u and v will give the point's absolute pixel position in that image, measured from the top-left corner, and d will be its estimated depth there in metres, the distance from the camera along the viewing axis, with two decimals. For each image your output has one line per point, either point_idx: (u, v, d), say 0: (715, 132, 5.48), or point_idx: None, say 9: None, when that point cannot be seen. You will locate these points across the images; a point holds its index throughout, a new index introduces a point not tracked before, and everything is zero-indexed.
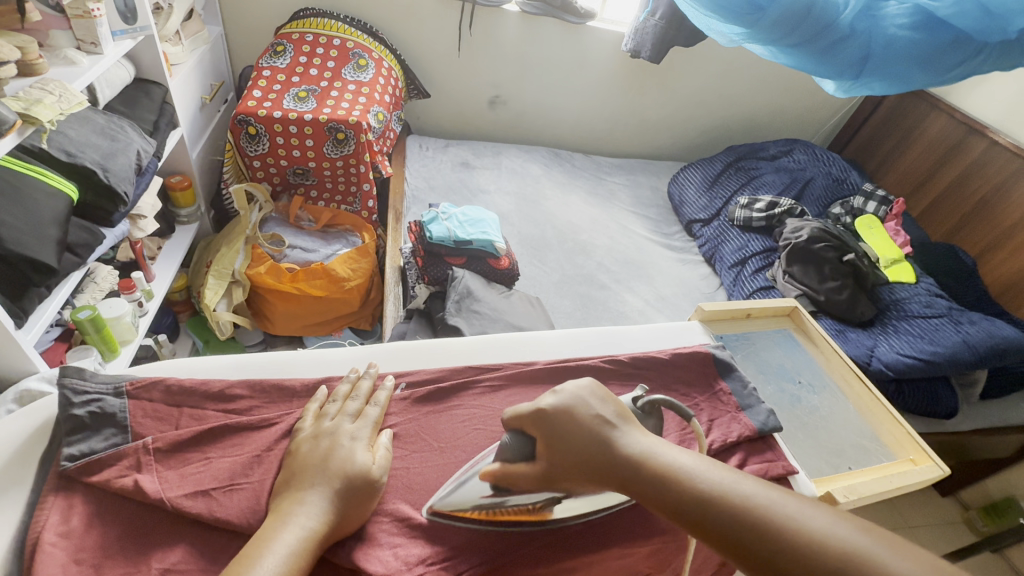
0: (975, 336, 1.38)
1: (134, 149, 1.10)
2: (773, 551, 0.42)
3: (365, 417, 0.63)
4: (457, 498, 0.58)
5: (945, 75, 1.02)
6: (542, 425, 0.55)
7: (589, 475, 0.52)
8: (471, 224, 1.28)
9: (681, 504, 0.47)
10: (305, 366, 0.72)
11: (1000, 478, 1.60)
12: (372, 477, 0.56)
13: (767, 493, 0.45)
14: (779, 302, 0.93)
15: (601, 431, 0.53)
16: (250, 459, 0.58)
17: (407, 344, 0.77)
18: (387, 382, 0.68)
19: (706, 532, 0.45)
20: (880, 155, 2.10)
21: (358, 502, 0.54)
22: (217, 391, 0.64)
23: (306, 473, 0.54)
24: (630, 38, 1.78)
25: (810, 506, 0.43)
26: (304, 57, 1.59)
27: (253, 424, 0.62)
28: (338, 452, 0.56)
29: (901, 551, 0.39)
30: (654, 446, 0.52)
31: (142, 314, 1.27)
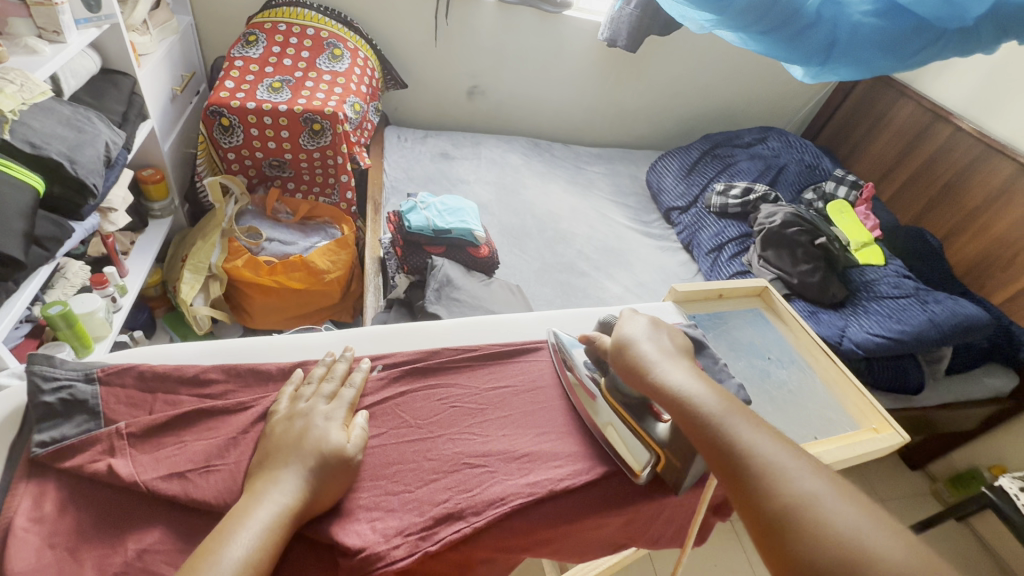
0: (940, 314, 1.43)
1: (101, 140, 1.08)
2: (746, 473, 0.51)
3: (340, 398, 0.64)
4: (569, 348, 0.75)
5: (908, 61, 1.05)
6: (619, 330, 0.70)
7: (630, 377, 0.65)
8: (449, 214, 1.28)
9: (691, 416, 0.57)
10: (279, 351, 0.72)
11: (966, 449, 1.69)
12: (346, 455, 0.57)
13: (765, 437, 0.54)
14: (749, 282, 0.96)
15: (657, 350, 0.65)
16: (226, 441, 0.58)
17: (384, 329, 0.77)
18: (363, 364, 0.69)
19: (700, 441, 0.56)
20: (851, 142, 2.15)
21: (333, 478, 0.55)
22: (191, 375, 0.64)
23: (281, 453, 0.55)
24: (606, 27, 1.79)
25: (796, 459, 0.51)
26: (277, 47, 1.57)
27: (229, 407, 0.62)
28: (312, 433, 0.57)
29: (858, 508, 0.46)
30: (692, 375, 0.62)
31: (116, 309, 1.25)
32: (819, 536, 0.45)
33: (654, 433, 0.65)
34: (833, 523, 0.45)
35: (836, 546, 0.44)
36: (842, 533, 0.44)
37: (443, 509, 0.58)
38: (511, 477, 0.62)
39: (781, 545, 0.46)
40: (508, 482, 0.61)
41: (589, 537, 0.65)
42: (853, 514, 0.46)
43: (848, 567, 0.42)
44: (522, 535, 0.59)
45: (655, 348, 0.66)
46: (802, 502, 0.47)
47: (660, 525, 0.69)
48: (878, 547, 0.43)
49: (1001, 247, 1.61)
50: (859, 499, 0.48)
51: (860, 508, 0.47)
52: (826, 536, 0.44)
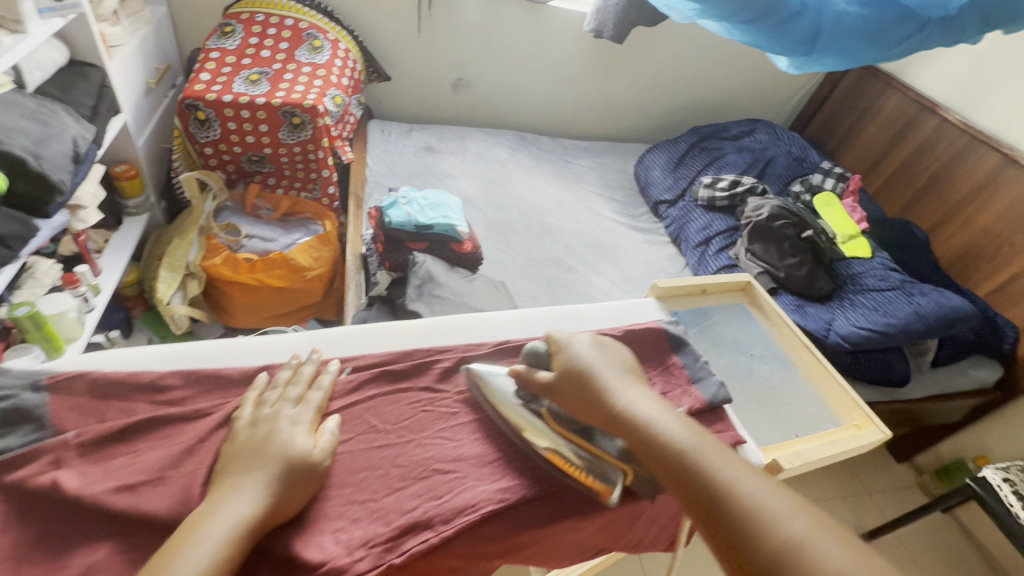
0: (926, 307, 1.43)
1: (68, 135, 1.04)
2: (726, 512, 0.49)
3: (308, 402, 0.62)
4: (490, 378, 0.68)
5: (891, 51, 1.04)
6: (565, 355, 0.66)
7: (589, 412, 0.61)
8: (431, 209, 1.25)
9: (662, 456, 0.54)
10: (245, 353, 0.69)
11: (951, 441, 1.70)
12: (312, 461, 0.56)
13: (740, 471, 0.52)
14: (734, 276, 0.94)
15: (612, 376, 0.62)
16: (182, 451, 0.57)
17: (356, 329, 0.75)
18: (331, 365, 0.68)
19: (672, 479, 0.53)
20: (839, 133, 2.15)
21: (299, 486, 0.54)
22: (148, 382, 0.62)
23: (244, 458, 0.54)
24: (592, 18, 1.76)
25: (773, 491, 0.50)
26: (255, 38, 1.53)
27: (187, 414, 0.60)
28: (276, 437, 0.56)
29: (843, 547, 0.45)
30: (653, 405, 0.60)
31: (89, 310, 1.21)
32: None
33: (609, 449, 0.63)
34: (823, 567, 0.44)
35: None
36: None
37: (410, 517, 0.56)
38: (482, 484, 0.60)
39: None
40: (480, 487, 0.60)
41: (564, 542, 0.63)
42: (840, 554, 0.45)
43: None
44: (495, 540, 0.58)
45: (610, 375, 0.63)
46: (788, 542, 0.46)
47: (640, 528, 0.68)
48: None
49: (986, 238, 1.61)
50: (838, 532, 0.47)
51: (843, 545, 0.46)
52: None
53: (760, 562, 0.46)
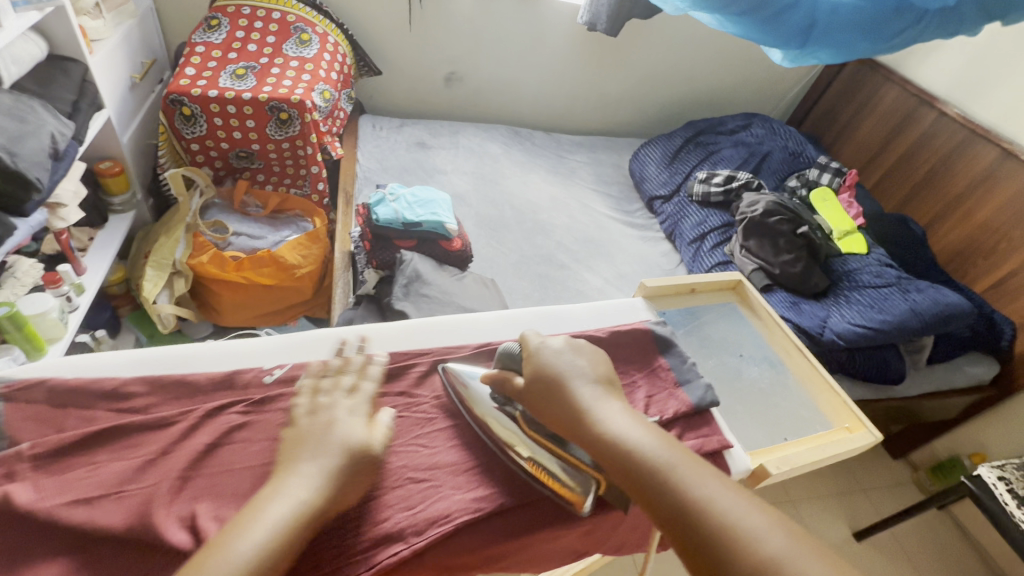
0: (922, 303, 1.41)
1: (46, 132, 1.02)
2: (700, 531, 0.48)
3: (361, 392, 0.63)
4: (467, 380, 0.68)
5: (887, 44, 1.02)
6: (537, 363, 0.64)
7: (561, 424, 0.59)
8: (420, 205, 1.23)
9: (635, 472, 0.53)
10: (213, 358, 0.67)
11: (947, 438, 1.68)
12: (370, 452, 0.57)
13: (714, 485, 0.51)
14: (725, 274, 0.92)
15: (585, 386, 0.60)
16: (144, 462, 0.55)
17: (330, 332, 0.73)
18: (378, 357, 0.69)
19: (645, 496, 0.52)
20: (836, 127, 2.12)
21: (358, 475, 0.55)
22: (111, 389, 0.61)
23: (305, 442, 0.55)
24: (586, 11, 1.73)
25: (748, 508, 0.49)
26: (241, 31, 1.50)
27: (153, 422, 0.58)
28: (336, 427, 0.57)
29: (819, 564, 0.44)
30: (626, 416, 0.58)
31: (72, 310, 1.19)
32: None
33: (581, 457, 0.60)
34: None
35: None
36: None
37: (382, 529, 0.55)
38: (455, 494, 0.60)
39: None
40: (455, 497, 0.59)
41: (546, 550, 0.63)
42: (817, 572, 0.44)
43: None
44: (472, 549, 0.58)
45: (582, 383, 0.61)
46: (764, 562, 0.44)
47: (622, 535, 0.67)
48: None
49: (984, 233, 1.59)
50: (815, 546, 0.46)
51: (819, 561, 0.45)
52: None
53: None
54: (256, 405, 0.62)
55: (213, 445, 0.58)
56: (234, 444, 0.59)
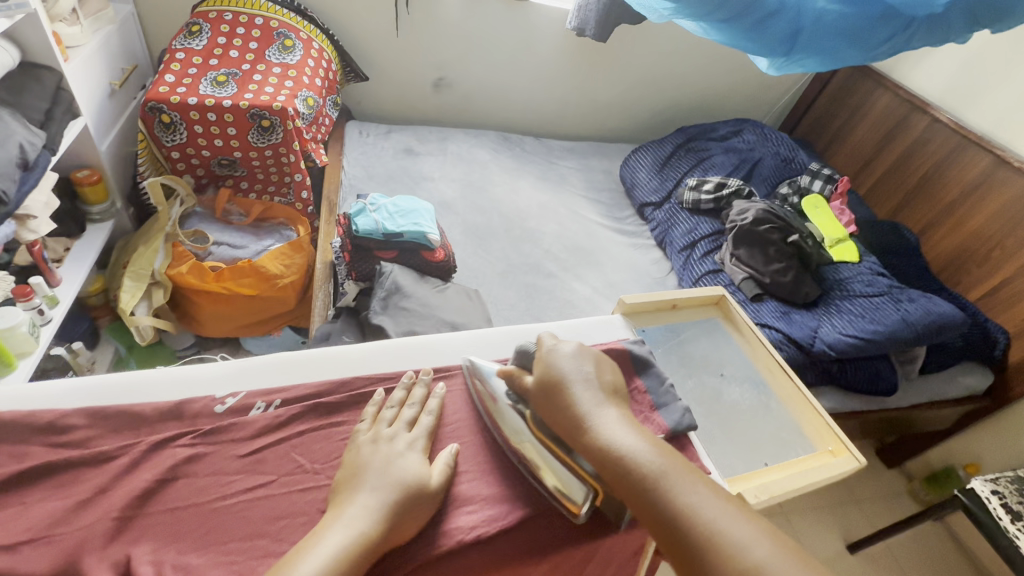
0: (913, 313, 1.39)
1: (14, 142, 1.00)
2: (690, 540, 0.50)
3: (420, 426, 0.64)
4: (486, 377, 0.68)
5: (874, 51, 0.99)
6: (544, 365, 0.65)
7: (562, 428, 0.60)
8: (402, 215, 1.21)
9: (630, 479, 0.54)
10: (164, 388, 0.65)
11: (942, 448, 1.66)
12: (426, 487, 0.57)
13: (705, 495, 0.52)
14: (705, 291, 0.90)
15: (587, 393, 0.62)
16: (78, 503, 0.55)
17: (289, 356, 0.71)
18: (439, 389, 0.69)
19: (639, 503, 0.53)
20: (830, 132, 2.10)
21: (416, 509, 0.55)
22: (48, 422, 0.59)
23: (364, 474, 0.57)
24: (574, 16, 1.71)
25: (739, 519, 0.50)
26: (223, 37, 1.48)
27: (92, 457, 0.58)
28: (395, 462, 0.58)
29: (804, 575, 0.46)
30: (626, 425, 0.60)
31: (45, 323, 1.17)
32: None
33: (587, 468, 0.59)
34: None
35: None
36: None
37: None
38: (451, 520, 0.58)
39: None
40: (440, 525, 0.57)
41: None
42: None
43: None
44: None
45: (586, 389, 0.62)
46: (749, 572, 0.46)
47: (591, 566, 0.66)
48: None
49: (977, 241, 1.57)
50: (798, 557, 0.48)
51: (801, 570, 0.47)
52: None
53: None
54: (207, 436, 0.61)
55: (158, 481, 0.57)
56: (181, 480, 0.58)
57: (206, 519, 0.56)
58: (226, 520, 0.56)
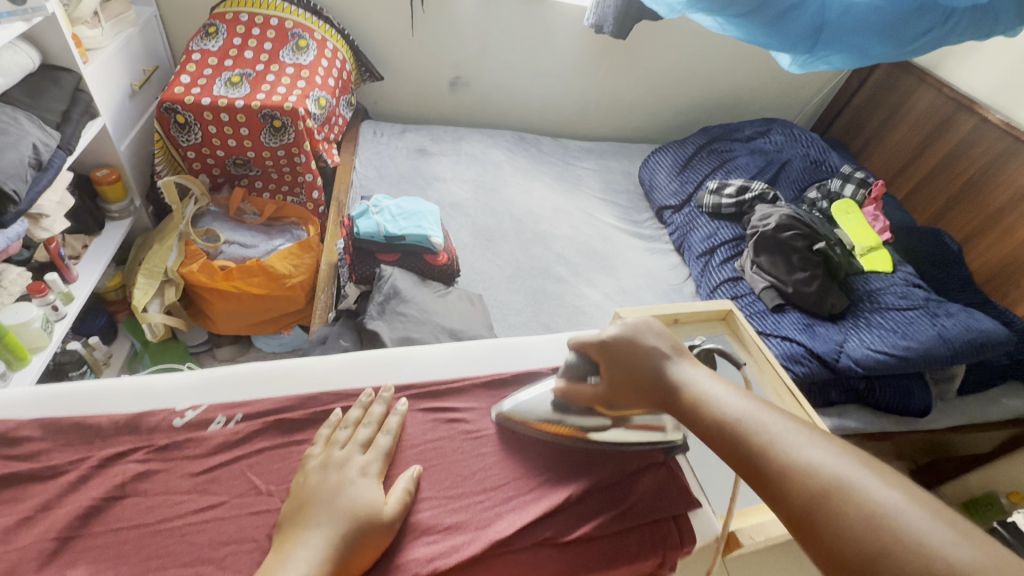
0: (951, 329, 1.29)
1: (28, 142, 1.03)
2: (761, 464, 0.48)
3: (376, 447, 0.63)
4: (523, 409, 0.69)
5: (910, 46, 0.91)
6: (603, 353, 0.65)
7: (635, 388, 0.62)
8: (405, 218, 1.20)
9: (704, 421, 0.55)
10: (124, 400, 0.68)
11: (978, 472, 1.54)
12: (382, 518, 0.56)
13: (777, 423, 0.51)
14: (714, 305, 0.91)
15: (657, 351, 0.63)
16: (19, 521, 0.55)
17: (255, 370, 0.74)
18: (399, 406, 0.68)
19: (714, 439, 0.53)
20: (866, 133, 1.98)
21: (367, 543, 0.54)
22: (3, 433, 0.61)
23: (314, 507, 0.55)
24: (592, 12, 1.66)
25: (817, 443, 0.48)
26: (238, 38, 1.49)
27: (40, 472, 0.59)
28: (347, 491, 0.57)
29: (892, 487, 0.42)
30: (701, 375, 0.59)
31: (59, 318, 1.21)
32: (847, 526, 0.41)
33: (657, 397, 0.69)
34: (862, 506, 0.41)
35: (865, 530, 0.40)
36: (874, 519, 0.40)
37: None
38: (406, 552, 0.56)
39: (811, 534, 0.43)
40: (395, 556, 0.56)
41: None
42: (885, 494, 0.42)
43: (876, 556, 0.39)
44: None
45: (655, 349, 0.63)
46: (824, 488, 0.44)
47: None
48: (914, 528, 0.39)
49: None
50: (883, 472, 0.44)
51: (886, 481, 0.43)
52: (851, 523, 0.41)
53: (796, 506, 0.45)
54: (160, 451, 0.62)
55: (104, 500, 0.57)
56: (129, 498, 0.58)
57: (153, 542, 0.55)
58: (171, 544, 0.55)
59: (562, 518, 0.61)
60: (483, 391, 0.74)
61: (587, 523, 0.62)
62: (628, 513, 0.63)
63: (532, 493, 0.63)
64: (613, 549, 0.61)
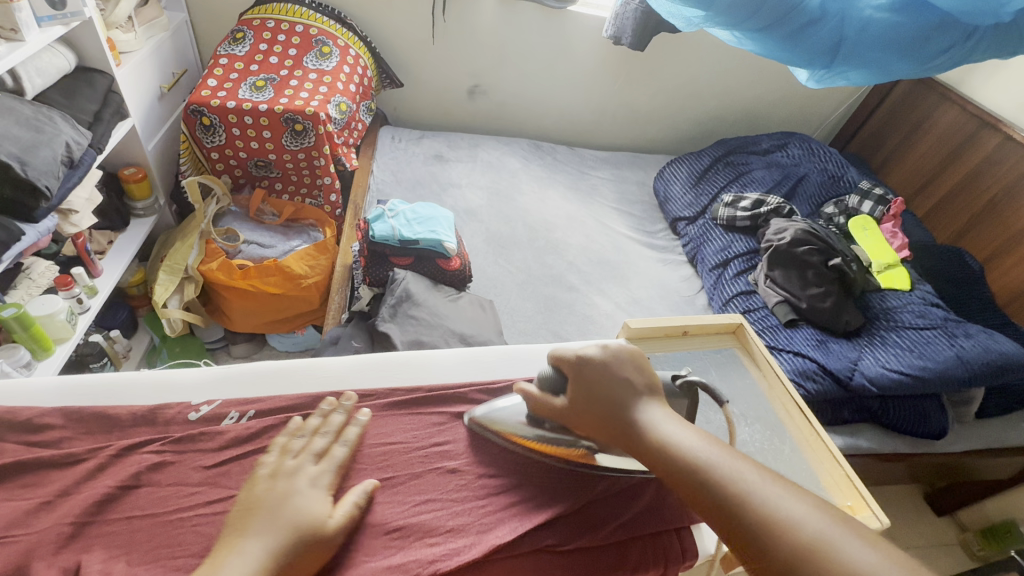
0: (970, 351, 1.27)
1: (61, 141, 1.06)
2: (740, 518, 0.47)
3: (330, 457, 0.62)
4: (496, 417, 0.68)
5: (930, 63, 0.91)
6: (578, 374, 0.61)
7: (605, 429, 0.58)
8: (420, 223, 1.21)
9: (680, 471, 0.51)
10: (142, 392, 0.71)
11: (998, 499, 1.48)
12: (326, 530, 0.54)
13: (753, 474, 0.50)
14: (722, 318, 0.91)
15: (628, 392, 0.59)
16: (38, 505, 0.57)
17: (269, 368, 0.75)
18: (361, 416, 0.68)
19: (688, 488, 0.51)
20: (886, 149, 1.96)
21: (305, 556, 0.52)
22: (26, 421, 0.64)
23: (255, 515, 0.52)
24: (610, 24, 1.66)
25: (793, 496, 0.48)
26: (264, 44, 1.53)
27: (60, 459, 0.61)
28: (291, 501, 0.54)
29: (871, 546, 0.43)
30: (672, 419, 0.57)
31: (83, 311, 1.25)
32: None
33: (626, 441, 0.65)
34: (842, 568, 0.42)
35: None
36: None
37: None
38: (410, 553, 0.57)
39: None
40: (399, 556, 0.57)
41: None
42: (865, 555, 0.43)
43: None
44: None
45: (624, 387, 0.59)
46: (806, 547, 0.44)
47: None
48: None
49: None
50: (859, 529, 0.45)
51: (859, 537, 0.44)
52: None
53: (778, 565, 0.44)
54: (176, 443, 0.64)
55: (119, 488, 0.59)
56: (144, 488, 0.60)
57: (166, 532, 0.57)
58: (181, 535, 0.57)
59: (564, 527, 0.62)
60: (491, 397, 0.75)
61: (589, 534, 0.62)
62: (629, 523, 0.63)
63: (538, 499, 0.64)
64: (616, 559, 0.61)
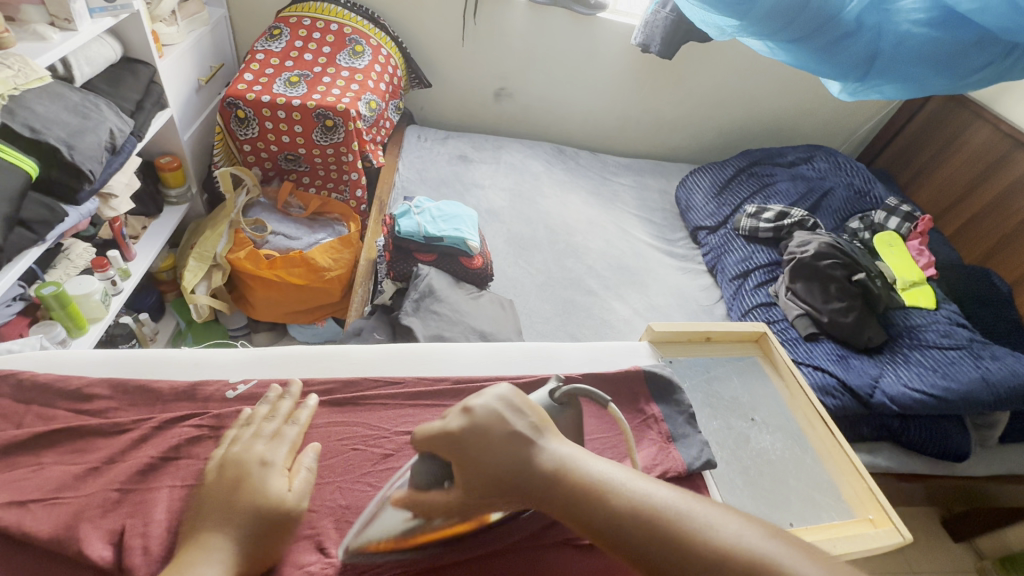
0: (996, 373, 1.25)
1: (105, 128, 1.10)
2: (676, 557, 0.45)
3: (282, 437, 0.61)
4: (371, 533, 0.58)
5: (968, 78, 0.90)
6: (453, 448, 0.53)
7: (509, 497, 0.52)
8: (445, 220, 1.24)
9: (605, 527, 0.48)
10: (179, 369, 0.73)
11: None
12: (287, 506, 0.55)
13: (674, 498, 0.49)
14: (746, 327, 0.92)
15: (520, 452, 0.52)
16: (86, 470, 0.60)
17: (300, 352, 0.78)
18: (308, 402, 0.68)
19: (618, 543, 0.47)
20: (914, 166, 1.94)
21: (273, 534, 0.53)
22: (75, 389, 0.67)
23: (211, 508, 0.52)
24: (640, 32, 1.67)
25: (717, 512, 0.48)
26: (300, 41, 1.57)
27: (106, 428, 0.64)
28: (248, 481, 0.54)
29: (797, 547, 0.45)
30: (580, 464, 0.52)
31: (115, 293, 1.29)
32: None
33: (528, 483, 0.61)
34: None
35: None
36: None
37: (307, 572, 0.56)
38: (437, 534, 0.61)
39: None
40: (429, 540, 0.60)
41: None
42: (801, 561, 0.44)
43: None
44: None
45: (512, 447, 0.52)
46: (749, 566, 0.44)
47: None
48: None
49: None
50: (778, 529, 0.47)
51: (786, 540, 0.46)
52: None
53: None
54: (214, 418, 0.66)
55: (160, 459, 0.62)
56: (183, 459, 0.62)
57: None
58: None
59: None
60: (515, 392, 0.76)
61: None
62: None
63: None
64: None
